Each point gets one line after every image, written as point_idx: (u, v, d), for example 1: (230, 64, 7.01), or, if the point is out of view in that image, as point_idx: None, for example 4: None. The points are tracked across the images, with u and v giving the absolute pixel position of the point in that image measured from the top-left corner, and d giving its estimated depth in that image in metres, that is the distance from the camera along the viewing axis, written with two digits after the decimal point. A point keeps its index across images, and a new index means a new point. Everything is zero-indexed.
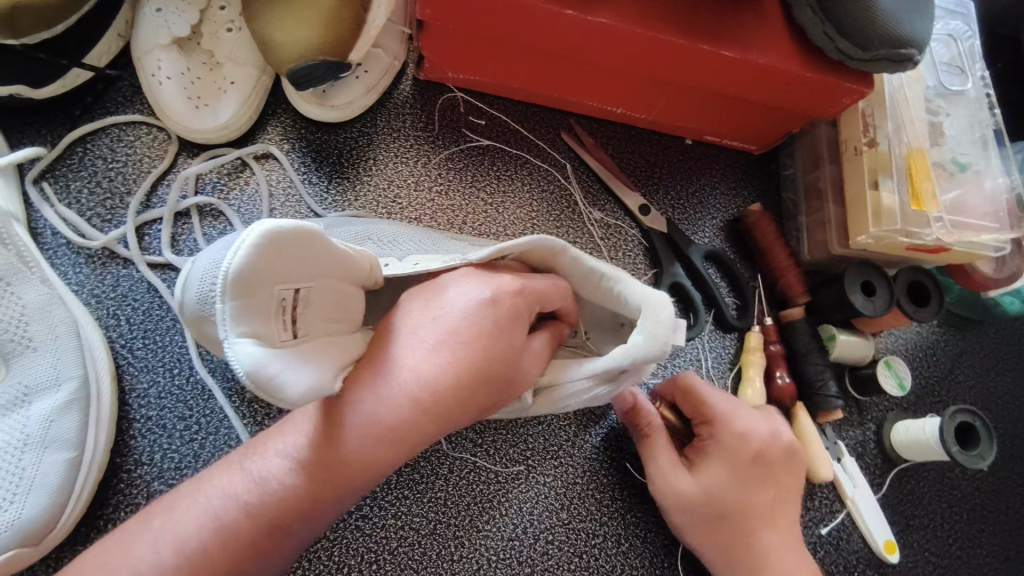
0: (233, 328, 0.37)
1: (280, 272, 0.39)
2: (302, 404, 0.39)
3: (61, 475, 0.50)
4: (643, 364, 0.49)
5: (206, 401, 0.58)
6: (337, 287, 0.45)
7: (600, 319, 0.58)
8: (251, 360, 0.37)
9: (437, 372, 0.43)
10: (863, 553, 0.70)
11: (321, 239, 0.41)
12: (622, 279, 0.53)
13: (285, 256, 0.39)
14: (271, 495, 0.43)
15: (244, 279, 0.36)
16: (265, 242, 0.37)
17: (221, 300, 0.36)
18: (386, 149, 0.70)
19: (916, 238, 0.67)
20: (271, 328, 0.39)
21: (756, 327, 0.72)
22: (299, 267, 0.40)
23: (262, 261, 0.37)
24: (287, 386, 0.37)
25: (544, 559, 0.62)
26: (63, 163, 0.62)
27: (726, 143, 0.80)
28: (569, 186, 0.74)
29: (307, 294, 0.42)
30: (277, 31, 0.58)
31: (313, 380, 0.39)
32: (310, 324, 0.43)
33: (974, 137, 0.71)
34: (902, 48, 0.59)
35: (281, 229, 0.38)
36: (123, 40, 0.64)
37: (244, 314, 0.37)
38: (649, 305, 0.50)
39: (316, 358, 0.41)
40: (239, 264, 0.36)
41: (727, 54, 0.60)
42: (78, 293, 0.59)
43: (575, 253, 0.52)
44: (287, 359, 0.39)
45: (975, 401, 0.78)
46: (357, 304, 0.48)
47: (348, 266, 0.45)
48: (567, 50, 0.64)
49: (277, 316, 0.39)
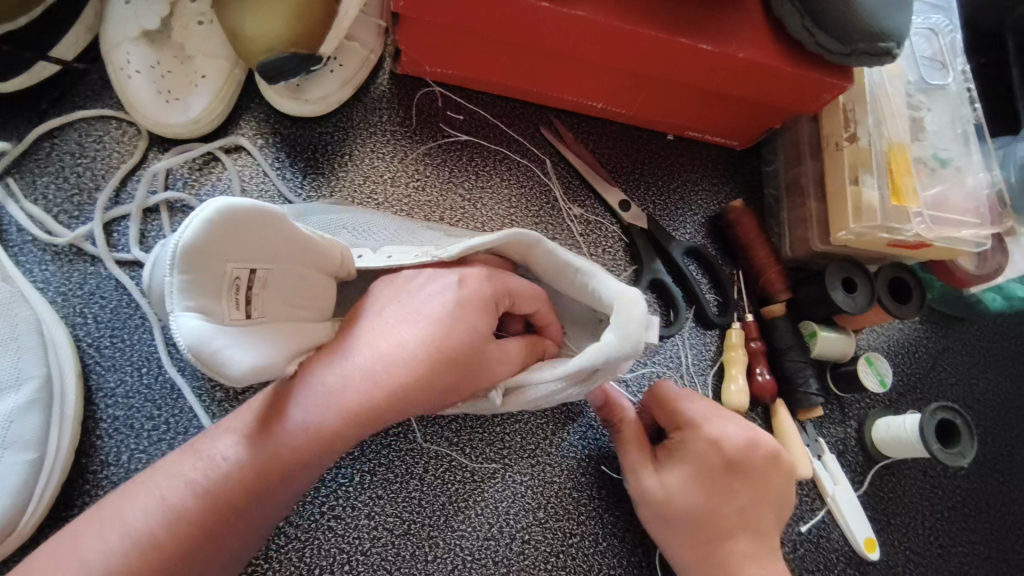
0: (181, 303, 0.36)
1: (234, 249, 0.39)
2: (247, 381, 0.39)
3: (21, 477, 0.49)
4: (615, 362, 0.49)
5: (176, 400, 0.57)
6: (299, 272, 0.45)
7: (581, 314, 0.57)
8: (195, 333, 0.36)
9: (396, 344, 0.45)
10: (844, 551, 0.70)
11: (279, 219, 0.41)
12: (595, 273, 0.52)
13: (240, 233, 0.39)
14: (235, 493, 0.42)
15: (195, 252, 0.36)
16: (218, 219, 0.37)
17: (170, 275, 0.35)
18: (362, 144, 0.69)
19: (897, 234, 0.66)
20: (223, 305, 0.39)
21: (737, 323, 0.72)
22: (256, 247, 0.40)
23: (214, 237, 0.37)
24: (230, 361, 0.37)
25: (521, 559, 0.61)
26: (30, 158, 0.61)
27: (708, 138, 0.79)
28: (549, 181, 0.74)
29: (265, 275, 0.42)
30: (246, 21, 0.57)
31: (259, 355, 0.40)
32: (269, 307, 0.42)
33: (956, 132, 0.71)
34: (881, 41, 0.58)
35: (236, 207, 0.38)
36: (91, 33, 0.63)
37: (194, 289, 0.37)
38: (620, 301, 0.49)
39: (272, 342, 0.41)
40: (189, 239, 0.36)
41: (705, 48, 0.60)
42: (44, 290, 0.58)
43: (548, 246, 0.51)
44: (236, 334, 0.39)
45: (958, 398, 0.78)
46: (324, 294, 0.48)
47: (309, 250, 0.45)
48: (544, 43, 0.63)
49: (230, 294, 0.39)
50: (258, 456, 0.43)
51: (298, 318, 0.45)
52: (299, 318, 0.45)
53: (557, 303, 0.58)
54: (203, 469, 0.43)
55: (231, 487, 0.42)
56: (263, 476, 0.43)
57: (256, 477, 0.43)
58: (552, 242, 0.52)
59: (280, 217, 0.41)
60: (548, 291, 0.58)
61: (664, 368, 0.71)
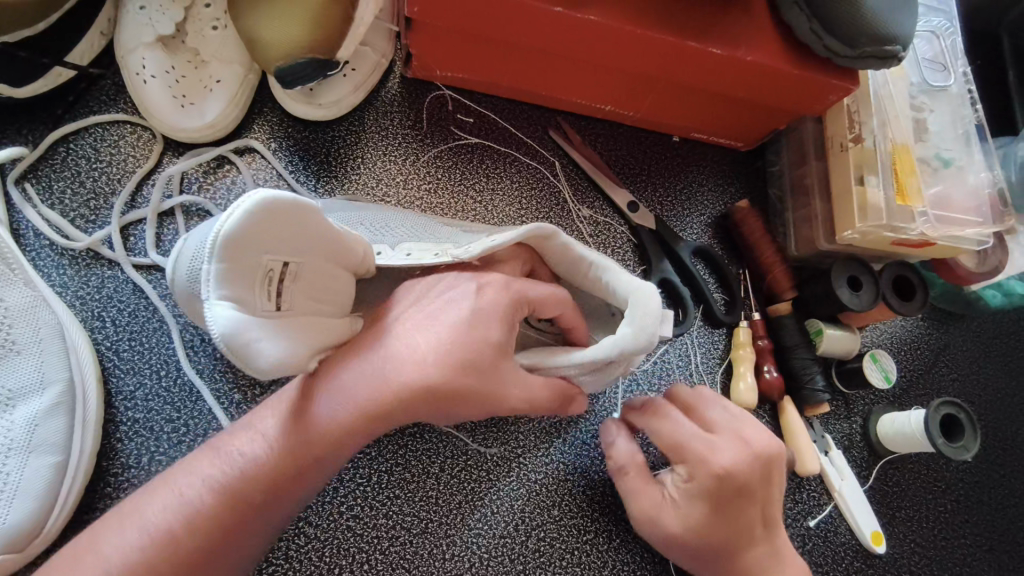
0: (215, 290, 0.37)
1: (271, 242, 0.39)
2: (273, 375, 0.39)
3: (47, 479, 0.49)
4: (632, 356, 0.49)
5: (195, 403, 0.58)
6: (330, 266, 0.45)
7: (591, 305, 0.59)
8: (228, 322, 0.37)
9: (409, 346, 0.45)
10: (850, 545, 0.71)
11: (316, 215, 0.41)
12: (610, 268, 0.52)
13: (279, 227, 0.39)
14: (271, 488, 0.44)
15: (234, 243, 0.37)
16: (260, 210, 0.37)
17: (208, 261, 0.36)
18: (374, 147, 0.70)
19: (901, 233, 0.67)
20: (256, 294, 0.39)
21: (745, 322, 0.73)
22: (291, 241, 0.41)
23: (255, 228, 0.38)
24: (259, 353, 0.38)
25: (536, 556, 0.62)
26: (46, 163, 0.61)
27: (713, 140, 0.81)
28: (558, 183, 0.74)
29: (297, 272, 0.42)
30: (262, 27, 0.58)
31: (286, 352, 0.40)
32: (297, 303, 0.43)
33: (957, 133, 0.72)
34: (887, 44, 0.59)
35: (279, 198, 0.38)
36: (106, 38, 0.64)
37: (230, 279, 0.38)
38: (637, 295, 0.49)
39: (299, 335, 0.42)
40: (231, 227, 0.36)
41: (714, 51, 0.61)
42: (62, 294, 0.58)
43: (565, 239, 0.52)
44: (267, 327, 0.39)
45: (959, 393, 0.79)
46: (348, 293, 0.49)
47: (343, 245, 0.45)
48: (555, 47, 0.64)
49: (263, 284, 0.40)
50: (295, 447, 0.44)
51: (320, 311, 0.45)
52: (322, 318, 0.45)
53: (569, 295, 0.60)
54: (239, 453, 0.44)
55: (268, 475, 0.44)
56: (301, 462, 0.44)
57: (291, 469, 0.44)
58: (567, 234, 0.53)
59: (318, 211, 0.41)
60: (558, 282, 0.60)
61: (672, 366, 0.72)
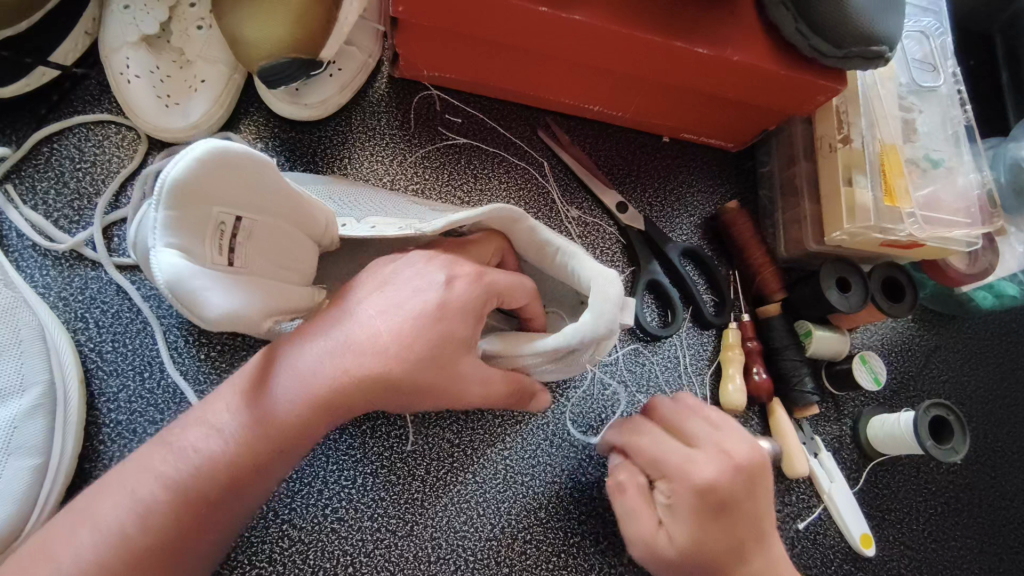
0: (162, 237, 0.40)
1: (222, 195, 0.43)
2: (220, 325, 0.42)
3: (26, 481, 0.49)
4: (592, 343, 0.50)
5: (178, 404, 0.58)
6: (288, 229, 0.48)
7: (562, 293, 0.60)
8: (171, 267, 0.40)
9: (370, 334, 0.45)
10: (840, 547, 0.71)
11: (272, 173, 0.44)
12: (575, 254, 0.54)
13: (229, 180, 0.42)
14: (239, 477, 0.43)
15: (183, 190, 0.40)
16: (207, 160, 0.40)
17: (155, 207, 0.39)
18: (362, 148, 0.69)
19: (890, 234, 0.67)
20: (206, 245, 0.42)
21: (734, 323, 0.73)
22: (243, 195, 0.44)
23: (202, 177, 0.41)
24: (205, 302, 0.41)
25: (523, 559, 0.62)
26: (30, 163, 0.60)
27: (704, 140, 0.80)
28: (546, 184, 0.74)
29: (249, 226, 0.45)
30: (246, 26, 0.57)
31: (239, 304, 0.42)
32: (252, 258, 0.46)
33: (946, 133, 0.72)
34: (874, 44, 0.59)
35: (227, 150, 0.41)
36: (90, 38, 0.63)
37: (179, 227, 0.41)
38: (598, 281, 0.51)
39: (252, 292, 0.44)
40: (177, 174, 0.39)
41: (701, 51, 0.61)
42: (45, 296, 0.58)
43: (531, 224, 0.53)
44: (213, 276, 0.42)
45: (950, 395, 0.79)
46: (309, 257, 0.51)
47: (301, 210, 0.48)
48: (542, 47, 0.63)
49: (213, 236, 0.43)
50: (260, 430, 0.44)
51: (280, 275, 0.48)
52: (282, 279, 0.48)
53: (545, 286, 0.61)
54: (200, 439, 0.44)
55: (231, 462, 0.43)
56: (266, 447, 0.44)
57: (256, 456, 0.44)
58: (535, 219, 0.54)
59: (271, 168, 0.44)
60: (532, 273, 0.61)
61: (661, 367, 0.71)
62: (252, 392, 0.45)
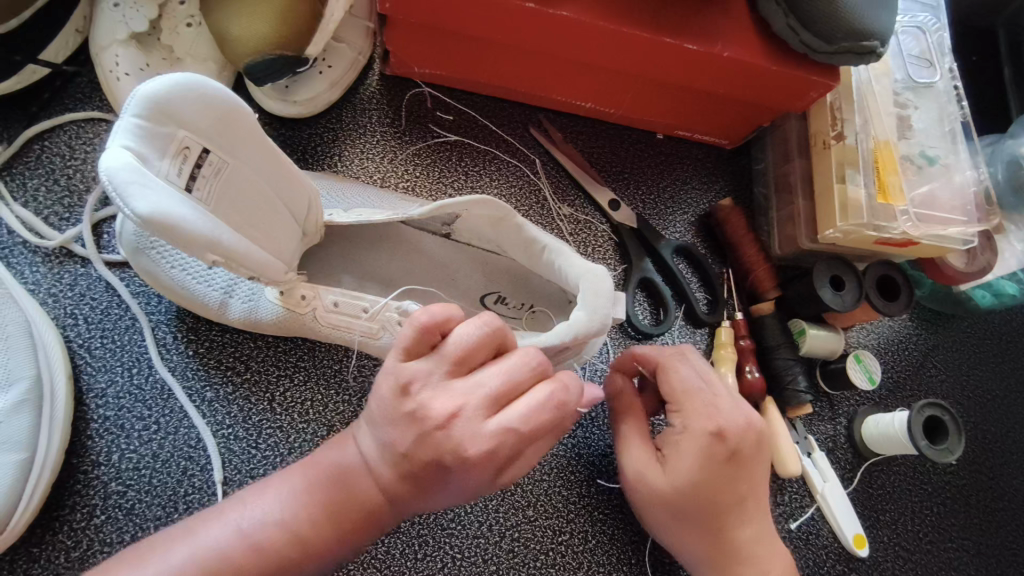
0: (123, 136, 0.41)
1: (196, 122, 0.44)
2: (151, 228, 0.40)
3: (11, 478, 0.49)
4: (586, 338, 0.50)
5: (167, 400, 0.58)
6: (262, 193, 0.49)
7: (549, 291, 0.60)
8: (119, 160, 0.39)
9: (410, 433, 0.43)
10: (833, 548, 0.70)
11: (250, 121, 0.46)
12: (561, 251, 0.53)
13: (205, 112, 0.44)
14: (283, 557, 0.45)
15: (156, 104, 0.41)
16: (190, 86, 0.43)
17: (126, 111, 0.41)
18: (352, 145, 0.70)
19: (883, 232, 0.67)
20: (164, 163, 0.42)
21: (726, 321, 0.72)
22: (218, 135, 0.45)
23: (179, 100, 0.42)
24: (133, 197, 0.39)
25: (510, 557, 0.62)
26: (20, 161, 0.61)
27: (697, 137, 0.80)
28: (538, 181, 0.74)
29: (218, 165, 0.46)
30: (235, 24, 0.58)
31: (180, 211, 0.41)
32: (216, 198, 0.46)
33: (943, 130, 0.71)
34: (865, 40, 0.59)
35: (211, 87, 0.44)
36: (81, 36, 0.63)
37: (144, 135, 0.41)
38: (589, 278, 0.52)
39: (205, 216, 0.43)
40: (157, 90, 0.41)
41: (690, 48, 0.60)
42: (34, 292, 0.59)
43: (518, 220, 0.53)
44: (162, 185, 0.41)
45: (947, 395, 0.78)
46: (288, 234, 0.52)
47: (279, 175, 0.49)
48: (530, 44, 0.63)
49: (175, 158, 0.43)
50: (306, 513, 0.46)
51: (248, 235, 0.48)
52: (248, 236, 0.48)
53: (529, 282, 0.61)
54: (242, 518, 0.46)
55: (278, 544, 0.45)
56: (318, 535, 0.46)
57: (305, 546, 0.45)
58: (522, 217, 0.54)
59: (252, 117, 0.46)
60: (519, 270, 0.61)
61: None
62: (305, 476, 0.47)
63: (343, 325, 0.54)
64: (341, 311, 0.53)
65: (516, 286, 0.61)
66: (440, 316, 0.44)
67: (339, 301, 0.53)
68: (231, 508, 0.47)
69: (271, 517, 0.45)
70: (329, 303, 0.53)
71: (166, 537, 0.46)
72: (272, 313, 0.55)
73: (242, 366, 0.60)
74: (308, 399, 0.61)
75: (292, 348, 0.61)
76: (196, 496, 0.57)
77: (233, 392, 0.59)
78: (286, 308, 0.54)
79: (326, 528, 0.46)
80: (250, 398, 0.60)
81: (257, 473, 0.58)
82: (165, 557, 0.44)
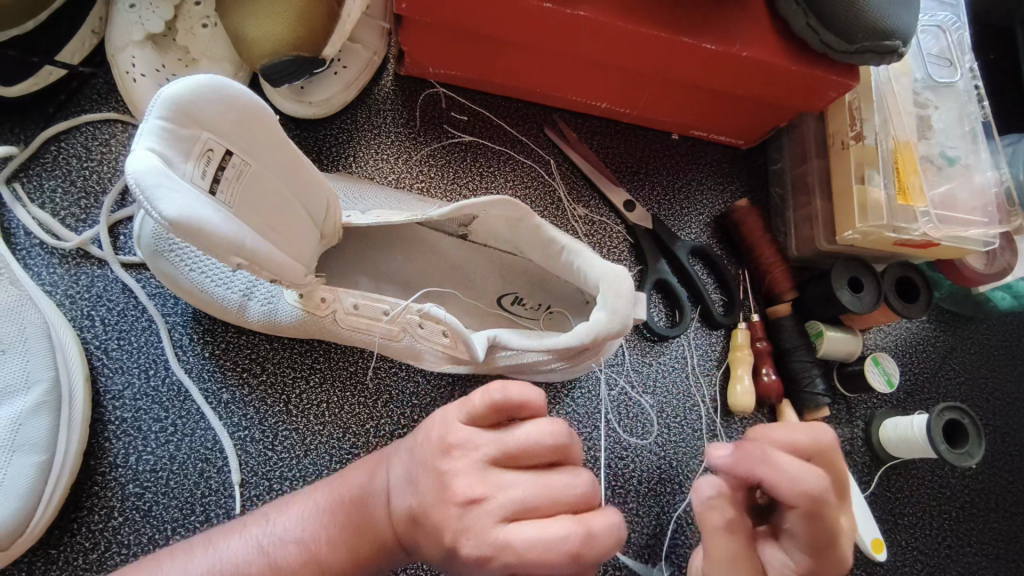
0: (146, 138, 0.40)
1: (219, 124, 0.44)
2: (178, 232, 0.39)
3: (31, 479, 0.49)
4: (605, 338, 0.50)
5: (183, 402, 0.58)
6: (282, 193, 0.49)
7: (565, 293, 0.60)
8: (144, 162, 0.39)
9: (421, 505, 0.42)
10: (851, 552, 0.69)
11: (270, 122, 0.46)
12: (582, 252, 0.53)
13: (226, 114, 0.44)
14: None
15: (179, 105, 0.41)
16: (212, 88, 0.43)
17: (150, 113, 0.40)
18: (367, 145, 0.69)
19: (903, 233, 0.66)
20: (189, 166, 0.42)
21: (743, 323, 0.71)
22: (241, 136, 0.45)
23: (203, 102, 0.42)
24: (159, 202, 0.38)
25: None
26: (37, 162, 0.61)
27: (713, 137, 0.79)
28: (553, 181, 0.74)
29: (240, 166, 0.45)
30: (252, 24, 0.58)
31: (206, 214, 0.40)
32: (239, 199, 0.46)
33: (963, 130, 0.70)
34: (886, 39, 0.58)
35: (232, 89, 0.44)
36: (97, 37, 0.63)
37: (169, 136, 0.41)
38: (610, 279, 0.51)
39: (229, 219, 0.43)
40: (181, 92, 0.41)
41: (709, 47, 0.59)
42: (52, 293, 0.59)
43: (537, 220, 0.53)
44: (188, 188, 0.41)
45: (966, 397, 0.77)
46: (305, 234, 0.51)
47: (298, 176, 0.49)
48: (546, 44, 0.63)
49: (199, 160, 0.43)
50: (326, 537, 0.46)
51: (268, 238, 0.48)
52: (269, 238, 0.48)
53: (547, 284, 0.61)
54: (262, 534, 0.46)
55: (294, 564, 0.44)
56: (337, 561, 0.45)
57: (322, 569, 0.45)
58: (541, 217, 0.54)
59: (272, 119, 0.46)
60: (537, 273, 0.60)
61: (667, 369, 0.71)
62: (326, 496, 0.48)
63: (365, 324, 0.54)
64: (361, 313, 0.53)
65: (533, 288, 0.61)
66: (517, 398, 0.42)
67: (358, 304, 0.52)
68: (253, 522, 0.47)
69: (290, 537, 0.45)
70: (349, 306, 0.53)
71: (186, 545, 0.46)
72: (289, 316, 0.55)
73: (257, 368, 0.60)
74: (323, 401, 0.60)
75: (308, 350, 0.61)
76: (213, 498, 0.56)
77: (249, 393, 0.59)
78: (306, 311, 0.54)
79: (344, 555, 0.45)
80: (266, 400, 0.59)
81: (273, 475, 0.58)
82: (183, 566, 0.44)
